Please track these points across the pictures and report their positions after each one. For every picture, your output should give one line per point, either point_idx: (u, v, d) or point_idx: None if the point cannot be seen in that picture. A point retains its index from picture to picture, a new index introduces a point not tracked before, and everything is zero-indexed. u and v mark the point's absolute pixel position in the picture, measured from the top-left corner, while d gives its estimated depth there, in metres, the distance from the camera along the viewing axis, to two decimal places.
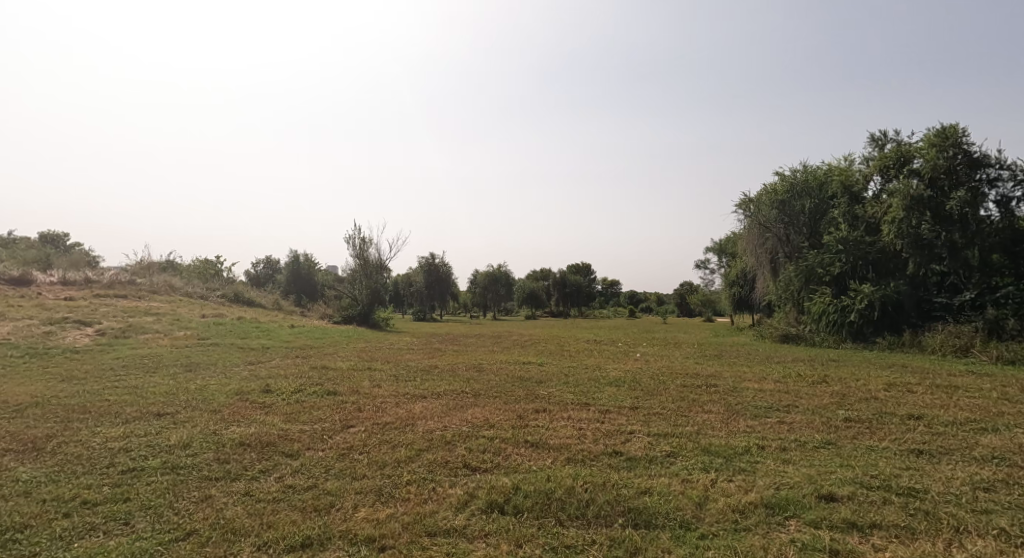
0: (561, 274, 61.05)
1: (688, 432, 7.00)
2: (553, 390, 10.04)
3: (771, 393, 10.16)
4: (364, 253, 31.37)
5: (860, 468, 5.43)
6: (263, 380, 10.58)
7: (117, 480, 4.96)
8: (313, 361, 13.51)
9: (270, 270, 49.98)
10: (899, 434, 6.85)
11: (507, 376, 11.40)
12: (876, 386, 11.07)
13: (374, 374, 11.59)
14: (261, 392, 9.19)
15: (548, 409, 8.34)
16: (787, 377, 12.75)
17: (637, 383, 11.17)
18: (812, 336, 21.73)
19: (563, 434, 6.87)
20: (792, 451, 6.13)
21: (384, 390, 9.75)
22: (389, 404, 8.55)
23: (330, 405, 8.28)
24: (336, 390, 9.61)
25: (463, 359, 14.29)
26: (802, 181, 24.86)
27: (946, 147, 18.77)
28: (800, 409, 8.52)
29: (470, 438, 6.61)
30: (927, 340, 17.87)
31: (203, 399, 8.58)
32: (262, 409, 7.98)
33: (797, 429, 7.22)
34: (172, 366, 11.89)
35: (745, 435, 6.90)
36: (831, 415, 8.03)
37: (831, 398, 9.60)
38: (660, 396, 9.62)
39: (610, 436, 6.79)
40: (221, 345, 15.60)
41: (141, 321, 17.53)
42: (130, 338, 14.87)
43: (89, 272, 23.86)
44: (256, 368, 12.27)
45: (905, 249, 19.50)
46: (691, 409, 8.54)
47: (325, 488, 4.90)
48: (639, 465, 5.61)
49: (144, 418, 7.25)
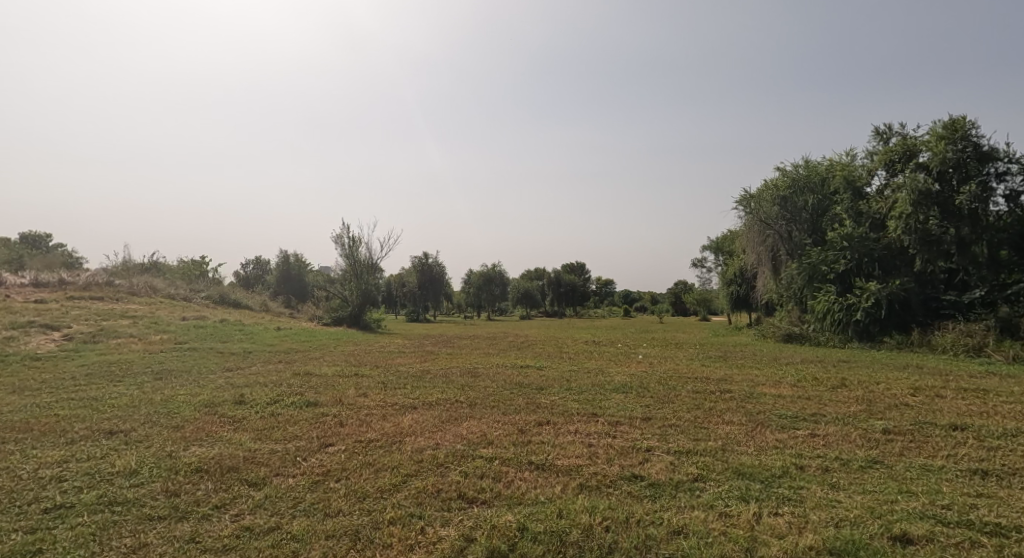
0: (558, 274, 60.03)
1: (712, 450, 6.17)
2: (555, 397, 9.19)
3: (792, 399, 9.36)
4: (354, 252, 30.36)
5: (925, 496, 4.64)
6: (238, 389, 9.69)
7: (34, 524, 4.14)
8: (296, 367, 12.59)
9: (259, 270, 48.96)
10: (951, 450, 6.06)
11: (505, 382, 10.55)
12: (902, 391, 10.31)
13: (361, 381, 10.72)
14: (234, 404, 8.28)
15: (552, 421, 7.50)
16: (802, 380, 12.03)
17: (646, 388, 10.35)
18: (816, 336, 21.02)
19: (572, 453, 6.01)
20: (838, 473, 5.32)
21: (370, 400, 8.87)
22: (375, 416, 7.68)
23: (309, 419, 7.40)
24: (317, 400, 8.71)
25: (457, 363, 13.42)
26: (805, 177, 24.18)
27: (955, 139, 18.11)
28: (829, 419, 7.72)
29: (467, 459, 5.76)
30: (937, 339, 17.20)
31: (166, 413, 7.66)
32: (231, 424, 7.09)
33: (835, 443, 6.42)
34: (141, 374, 10.94)
35: (777, 452, 6.09)
36: (866, 426, 7.23)
37: (858, 405, 8.81)
38: (673, 405, 8.82)
39: (626, 455, 5.97)
40: (199, 349, 14.63)
41: (115, 324, 16.48)
42: (101, 343, 13.89)
43: (64, 274, 22.78)
44: (234, 374, 11.40)
45: (912, 245, 18.79)
46: (709, 420, 7.71)
47: (290, 531, 4.08)
48: (664, 494, 4.78)
49: (93, 437, 6.35)
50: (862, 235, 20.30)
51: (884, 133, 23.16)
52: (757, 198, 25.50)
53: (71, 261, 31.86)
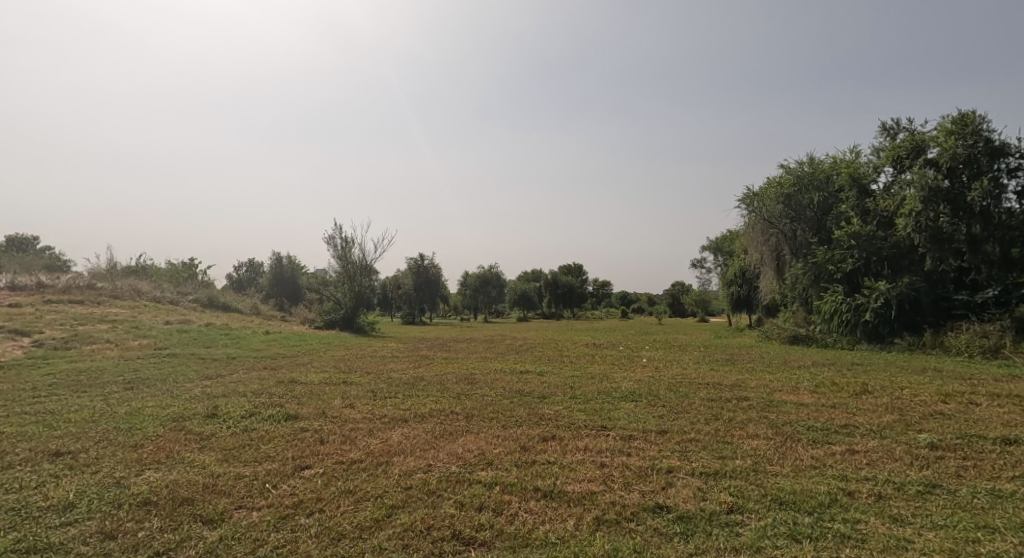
0: (554, 274, 59.55)
1: (743, 471, 5.41)
2: (559, 408, 8.38)
3: (816, 409, 8.58)
4: (347, 252, 29.50)
5: (1010, 535, 3.93)
6: (213, 400, 8.88)
7: None
8: (280, 374, 11.72)
9: (252, 273, 48.31)
10: (1014, 469, 5.32)
11: (503, 390, 9.73)
12: (931, 398, 9.56)
13: (349, 390, 9.92)
14: (205, 418, 7.48)
15: (558, 436, 6.72)
16: (821, 385, 11.28)
17: (656, 397, 9.54)
18: (824, 337, 20.35)
19: (583, 476, 5.25)
20: (895, 501, 4.58)
21: (355, 412, 8.05)
22: (361, 432, 6.87)
23: (285, 436, 6.60)
24: (298, 413, 7.89)
25: (452, 369, 12.60)
26: (809, 174, 23.35)
27: (966, 135, 17.34)
28: (863, 431, 6.98)
29: (463, 486, 4.99)
30: (950, 340, 16.54)
31: (126, 430, 6.82)
32: (197, 443, 6.28)
33: (880, 462, 5.66)
34: (109, 383, 10.08)
35: (817, 473, 5.33)
36: (910, 441, 6.46)
37: (891, 415, 8.05)
38: (688, 415, 8.06)
39: (647, 478, 5.20)
40: (178, 355, 13.80)
41: (91, 329, 15.63)
42: (73, 350, 13.02)
43: (44, 277, 21.87)
44: (213, 383, 10.56)
45: (922, 244, 18.06)
46: (733, 434, 6.93)
47: None
48: (696, 535, 4.05)
49: (34, 460, 5.57)
50: (869, 234, 19.49)
51: (890, 128, 22.43)
52: (761, 197, 24.68)
53: (55, 264, 30.87)
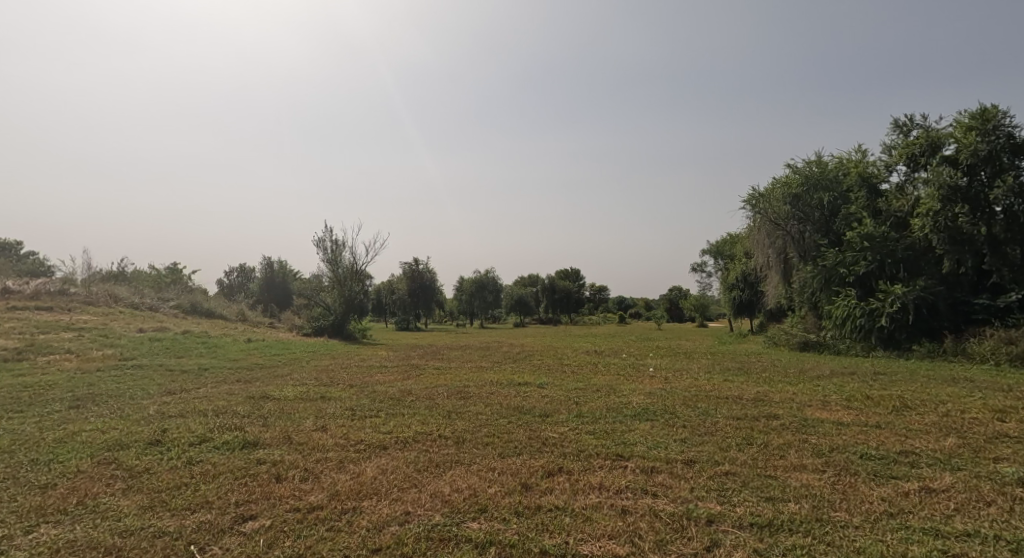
0: (552, 279, 58.93)
1: (804, 520, 4.25)
2: (566, 430, 7.20)
3: (860, 430, 7.43)
4: (337, 256, 28.43)
5: None
6: (165, 421, 7.71)
7: None
8: (251, 389, 10.49)
9: (244, 278, 47.12)
10: None
11: (499, 408, 8.52)
12: (984, 416, 8.40)
13: (325, 407, 8.75)
14: (147, 447, 6.31)
15: (565, 469, 5.55)
16: (852, 399, 10.13)
17: (674, 415, 8.34)
18: (835, 343, 19.23)
19: (602, 531, 4.10)
20: None
21: (327, 436, 6.84)
22: (327, 464, 5.68)
23: (234, 471, 5.41)
24: (259, 438, 6.70)
25: (443, 382, 11.36)
26: (818, 174, 22.20)
27: (987, 130, 16.10)
28: (931, 461, 5.82)
29: (447, 548, 3.89)
30: (972, 347, 15.43)
31: (42, 464, 5.62)
32: (124, 481, 5.12)
33: (970, 507, 4.52)
34: (52, 401, 8.86)
35: (897, 523, 4.20)
36: (999, 476, 5.29)
37: (954, 439, 6.87)
38: (716, 438, 6.91)
39: (683, 533, 4.07)
40: (144, 367, 12.60)
41: (53, 338, 14.39)
42: (24, 362, 11.80)
43: (12, 282, 20.60)
44: (172, 400, 9.37)
45: (939, 246, 16.90)
46: (775, 465, 5.75)
47: None
48: None
49: None
50: (883, 234, 18.26)
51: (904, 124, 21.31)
52: (766, 197, 23.52)
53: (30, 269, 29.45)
